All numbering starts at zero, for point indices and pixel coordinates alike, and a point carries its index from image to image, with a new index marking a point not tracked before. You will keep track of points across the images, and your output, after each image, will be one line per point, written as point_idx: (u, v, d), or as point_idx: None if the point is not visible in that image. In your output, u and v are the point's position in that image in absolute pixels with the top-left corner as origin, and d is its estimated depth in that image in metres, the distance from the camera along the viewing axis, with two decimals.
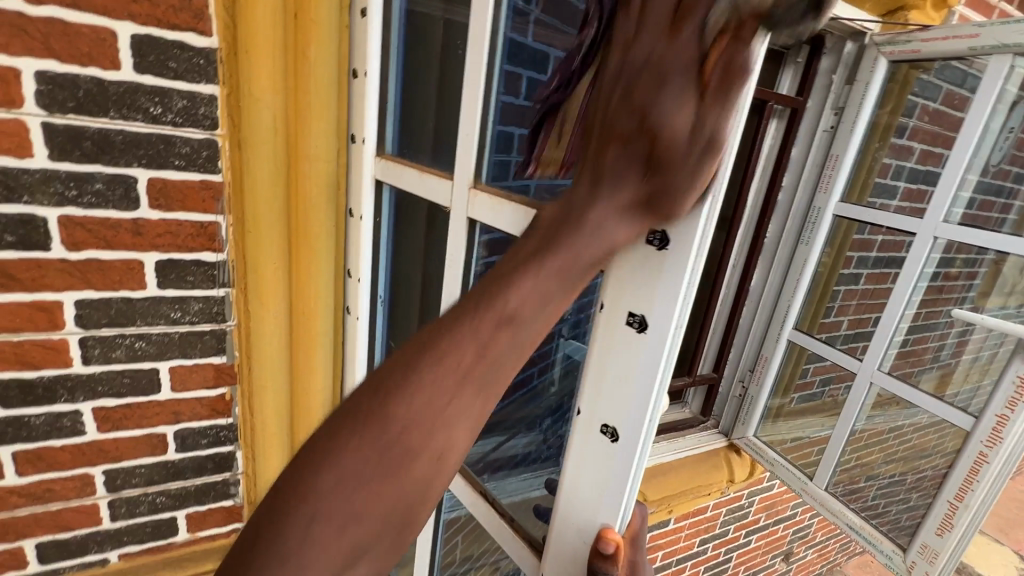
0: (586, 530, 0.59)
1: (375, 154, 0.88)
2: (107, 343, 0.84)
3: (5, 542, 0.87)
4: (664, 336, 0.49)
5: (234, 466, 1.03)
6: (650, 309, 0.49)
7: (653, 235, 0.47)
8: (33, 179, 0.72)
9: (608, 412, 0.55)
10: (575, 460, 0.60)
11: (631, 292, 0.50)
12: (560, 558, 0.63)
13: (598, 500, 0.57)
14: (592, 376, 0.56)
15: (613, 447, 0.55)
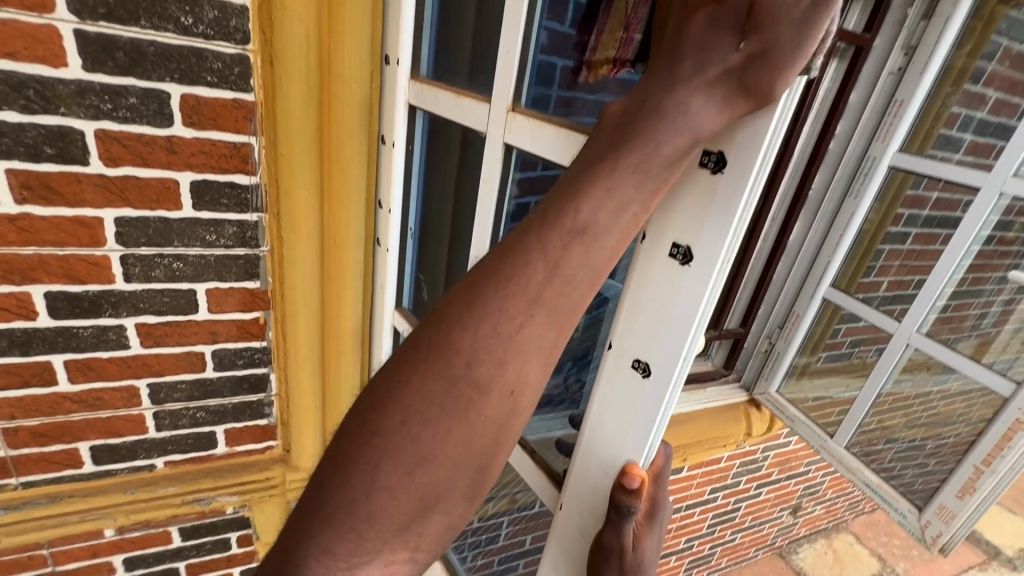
0: (610, 464, 0.60)
1: (408, 77, 0.84)
2: (147, 262, 0.86)
3: (62, 442, 0.94)
4: (709, 269, 0.47)
5: (268, 387, 1.06)
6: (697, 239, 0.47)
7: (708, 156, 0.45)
8: (69, 91, 0.71)
9: (643, 347, 0.54)
10: (603, 396, 0.60)
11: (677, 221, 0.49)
12: (581, 487, 0.64)
13: (626, 435, 0.58)
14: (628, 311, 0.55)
15: (644, 382, 0.55)
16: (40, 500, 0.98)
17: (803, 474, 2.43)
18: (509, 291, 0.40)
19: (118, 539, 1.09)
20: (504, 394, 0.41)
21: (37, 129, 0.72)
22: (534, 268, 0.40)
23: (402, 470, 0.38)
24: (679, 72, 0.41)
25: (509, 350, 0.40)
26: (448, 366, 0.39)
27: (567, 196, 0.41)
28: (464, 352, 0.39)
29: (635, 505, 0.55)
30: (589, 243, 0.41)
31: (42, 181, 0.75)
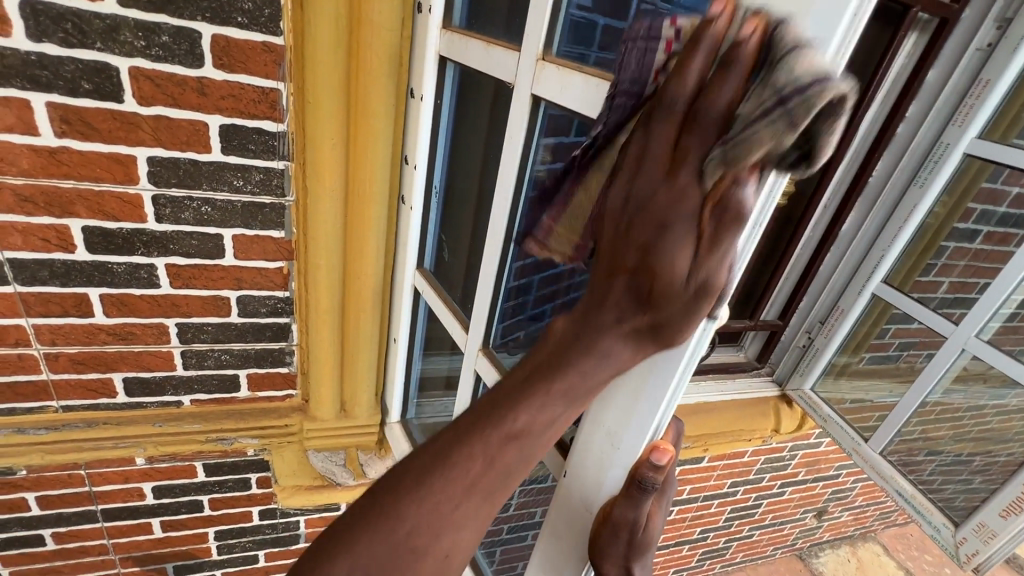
0: (617, 432, 0.58)
1: (441, 26, 0.82)
2: (177, 204, 0.87)
3: (98, 371, 0.99)
4: None
5: (289, 337, 1.08)
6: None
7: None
8: (104, 26, 0.72)
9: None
10: None
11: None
12: (584, 457, 0.63)
13: (634, 406, 0.55)
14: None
15: (657, 352, 0.52)
16: (77, 423, 1.04)
17: (832, 477, 2.33)
18: (454, 472, 0.46)
19: (147, 467, 1.16)
20: (440, 558, 0.46)
21: (74, 63, 0.73)
22: (465, 475, 0.46)
23: None
24: (625, 278, 0.45)
25: (454, 517, 0.46)
26: (393, 531, 0.44)
27: (509, 406, 0.48)
28: (409, 522, 0.44)
29: (658, 480, 0.55)
30: (532, 437, 0.48)
31: (79, 116, 0.76)
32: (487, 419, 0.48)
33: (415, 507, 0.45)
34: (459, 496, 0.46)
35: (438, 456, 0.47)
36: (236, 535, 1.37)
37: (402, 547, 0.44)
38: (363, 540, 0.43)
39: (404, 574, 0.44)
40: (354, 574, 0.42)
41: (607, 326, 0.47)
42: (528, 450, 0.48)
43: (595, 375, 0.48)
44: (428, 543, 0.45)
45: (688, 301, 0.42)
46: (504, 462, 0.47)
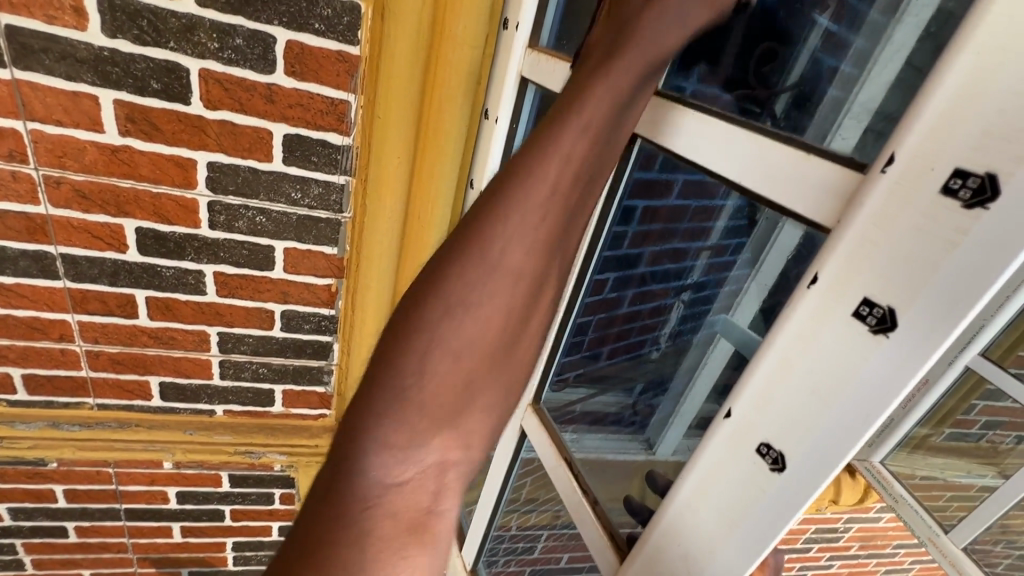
0: (701, 561, 0.46)
1: (526, 46, 0.73)
2: (232, 212, 0.83)
3: (136, 373, 0.97)
4: (921, 352, 0.31)
5: (329, 356, 1.03)
6: (908, 302, 0.31)
7: (962, 181, 0.29)
8: (180, 25, 0.68)
9: (778, 429, 0.39)
10: (705, 473, 0.45)
11: (878, 266, 0.33)
12: (651, 571, 0.52)
13: (727, 534, 0.43)
14: (767, 376, 0.40)
15: (772, 479, 0.40)
16: (110, 422, 1.02)
17: (887, 555, 2.12)
18: (509, 196, 0.45)
19: (174, 472, 1.13)
20: (516, 280, 0.45)
21: (146, 62, 0.70)
22: (520, 200, 0.45)
23: (446, 366, 0.42)
24: (621, 15, 0.48)
25: (517, 234, 0.45)
26: (461, 266, 0.44)
27: (553, 131, 0.46)
28: (479, 248, 0.44)
29: None
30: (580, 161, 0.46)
31: (145, 115, 0.73)
32: (540, 152, 0.46)
33: (494, 237, 0.44)
34: (536, 217, 0.45)
35: (504, 196, 0.45)
36: (253, 548, 1.32)
37: (491, 276, 0.44)
38: (434, 293, 0.43)
39: (498, 305, 0.44)
40: (456, 308, 0.43)
41: (621, 54, 0.46)
42: (591, 173, 0.48)
43: (630, 90, 0.47)
44: (516, 266, 0.45)
45: (672, 25, 0.46)
46: (574, 177, 0.47)
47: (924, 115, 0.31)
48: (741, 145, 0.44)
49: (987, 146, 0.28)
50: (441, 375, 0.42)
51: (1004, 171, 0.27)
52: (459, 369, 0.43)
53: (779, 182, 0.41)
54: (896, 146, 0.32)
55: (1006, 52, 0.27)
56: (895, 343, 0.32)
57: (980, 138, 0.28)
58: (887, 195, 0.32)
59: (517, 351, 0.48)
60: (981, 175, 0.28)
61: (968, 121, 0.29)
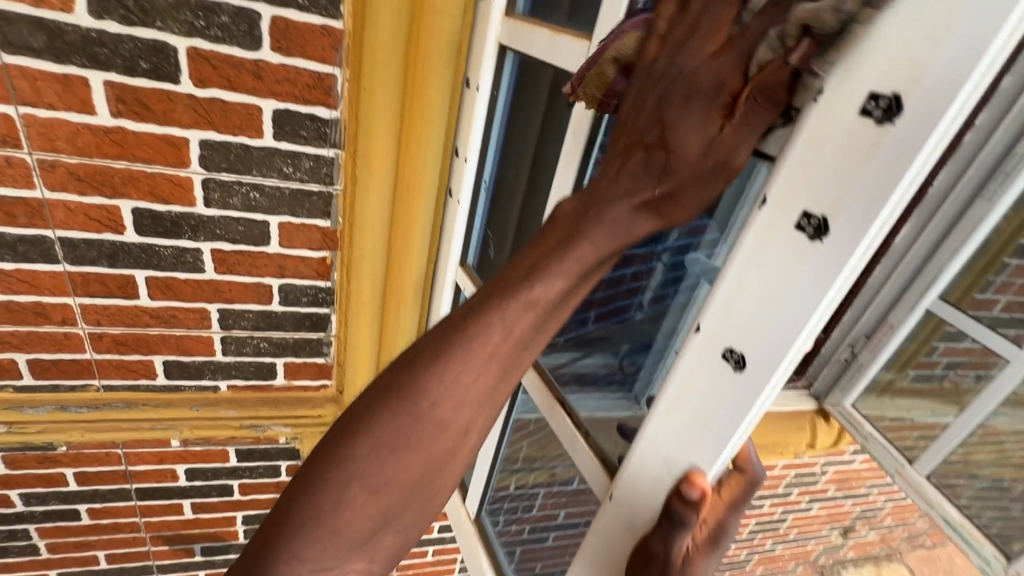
0: (679, 459, 0.52)
1: (503, 14, 0.77)
2: (226, 188, 0.86)
3: (140, 353, 0.99)
4: (850, 250, 0.37)
5: (327, 327, 1.07)
6: (838, 209, 0.37)
7: (875, 102, 0.34)
8: (165, 4, 0.70)
9: (740, 335, 0.45)
10: (680, 385, 0.51)
11: (814, 184, 0.39)
12: (638, 480, 0.57)
13: (701, 433, 0.50)
14: (727, 290, 0.46)
15: (735, 377, 0.46)
16: (117, 403, 1.05)
17: (862, 496, 2.26)
18: (476, 339, 0.45)
19: (182, 450, 1.16)
20: (459, 433, 0.47)
21: (133, 42, 0.72)
22: (482, 348, 0.45)
23: (367, 494, 0.44)
24: (641, 153, 0.44)
25: (472, 393, 0.46)
26: (415, 406, 0.44)
27: (534, 273, 0.45)
28: (429, 397, 0.45)
29: (690, 515, 0.50)
30: (551, 305, 0.46)
31: (135, 95, 0.75)
32: (492, 300, 0.45)
33: (430, 387, 0.45)
34: (475, 373, 0.45)
35: (453, 342, 0.45)
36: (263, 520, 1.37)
37: (417, 425, 0.45)
38: (382, 416, 0.44)
39: (425, 441, 0.45)
40: (385, 446, 0.44)
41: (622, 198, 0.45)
42: (549, 317, 0.47)
43: (609, 244, 0.45)
44: (445, 420, 0.45)
45: (701, 181, 0.42)
46: (521, 335, 0.46)
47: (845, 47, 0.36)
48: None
49: (892, 71, 0.33)
50: (359, 506, 0.44)
51: (906, 90, 0.33)
52: (372, 506, 0.44)
53: None
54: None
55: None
56: (830, 246, 0.38)
57: (887, 65, 0.34)
58: (816, 122, 0.38)
59: (443, 482, 0.48)
60: (888, 96, 0.34)
61: (878, 50, 0.34)
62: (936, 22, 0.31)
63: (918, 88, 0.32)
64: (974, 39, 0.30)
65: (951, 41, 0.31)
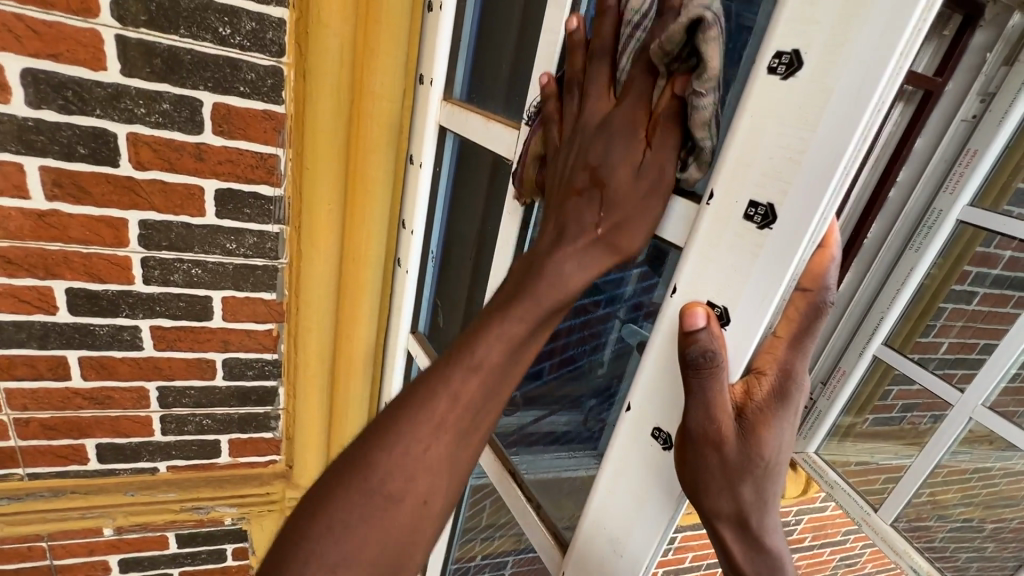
0: (623, 539, 0.50)
1: (441, 98, 0.80)
2: (167, 266, 0.85)
3: (70, 437, 0.94)
4: (746, 340, 0.38)
5: (275, 401, 1.04)
6: (735, 301, 0.38)
7: (755, 208, 0.36)
8: (105, 93, 0.72)
9: (665, 415, 0.45)
10: (615, 463, 0.50)
11: (711, 277, 0.40)
12: (583, 560, 0.55)
13: (639, 513, 0.48)
14: (652, 371, 0.46)
15: (664, 455, 0.45)
16: (42, 492, 0.98)
17: (840, 544, 2.21)
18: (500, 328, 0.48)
19: (115, 539, 1.08)
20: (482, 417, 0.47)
21: (71, 129, 0.73)
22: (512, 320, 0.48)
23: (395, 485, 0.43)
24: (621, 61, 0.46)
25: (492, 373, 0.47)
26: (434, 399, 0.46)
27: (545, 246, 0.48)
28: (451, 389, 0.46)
29: (711, 349, 0.38)
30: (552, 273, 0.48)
31: (72, 179, 0.76)
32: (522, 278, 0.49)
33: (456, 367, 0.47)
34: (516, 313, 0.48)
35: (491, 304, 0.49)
36: None
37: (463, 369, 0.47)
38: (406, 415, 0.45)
39: (473, 393, 0.46)
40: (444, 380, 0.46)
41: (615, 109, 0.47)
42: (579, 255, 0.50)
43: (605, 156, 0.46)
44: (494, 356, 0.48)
45: (638, 200, 0.46)
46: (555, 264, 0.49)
47: (726, 158, 0.37)
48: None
49: (764, 182, 0.35)
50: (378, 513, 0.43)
51: (779, 200, 0.35)
52: (418, 485, 0.44)
53: (653, 216, 0.49)
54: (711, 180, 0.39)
55: (766, 114, 0.35)
56: (730, 335, 0.39)
57: (761, 176, 0.35)
58: (709, 222, 0.39)
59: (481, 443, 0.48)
60: (765, 204, 0.36)
61: (751, 164, 0.36)
62: (796, 140, 0.33)
63: (789, 197, 0.34)
64: (827, 155, 0.32)
65: (809, 160, 0.33)
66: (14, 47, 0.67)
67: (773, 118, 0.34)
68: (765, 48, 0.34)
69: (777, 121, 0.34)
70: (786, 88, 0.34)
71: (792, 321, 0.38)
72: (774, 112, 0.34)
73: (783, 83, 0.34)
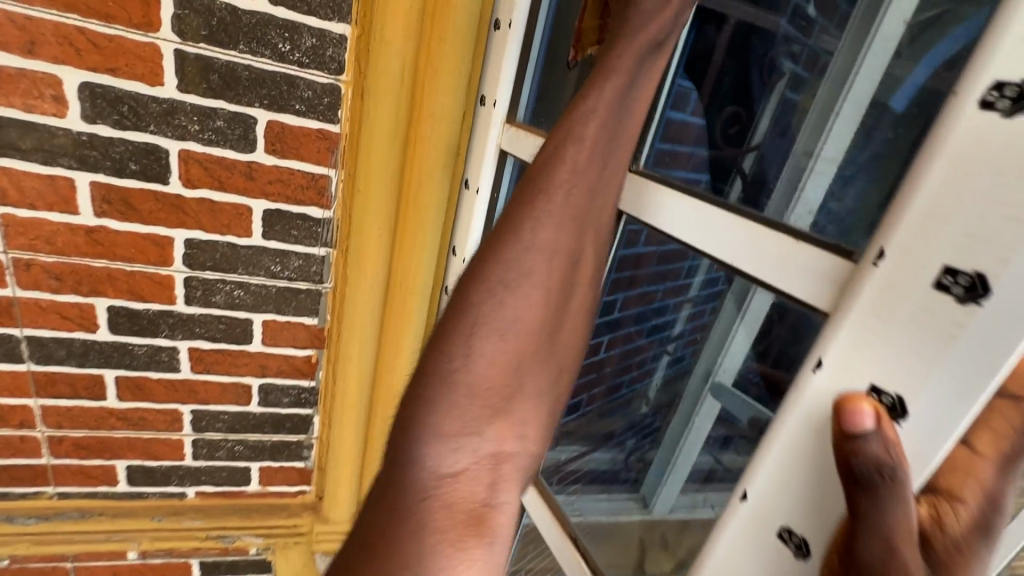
0: None
1: (504, 120, 0.74)
2: (209, 286, 0.82)
3: (102, 457, 0.91)
4: (934, 442, 0.29)
5: (308, 429, 0.99)
6: (919, 391, 0.29)
7: (953, 277, 0.28)
8: (160, 109, 0.69)
9: (798, 515, 0.36)
10: (726, 559, 0.41)
11: (878, 357, 0.31)
12: None
13: None
14: (779, 460, 0.37)
15: (799, 566, 0.36)
16: (71, 513, 0.95)
17: None
18: (556, 178, 0.47)
19: None
20: (570, 266, 0.49)
21: (124, 145, 0.70)
22: (577, 154, 0.47)
23: (491, 346, 0.44)
24: None
25: (576, 208, 0.48)
26: (518, 241, 0.46)
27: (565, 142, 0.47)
28: (530, 237, 0.46)
29: (895, 459, 0.29)
30: (604, 150, 0.48)
31: (121, 196, 0.73)
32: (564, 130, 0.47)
33: (525, 227, 0.46)
34: (567, 186, 0.47)
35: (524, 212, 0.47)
36: None
37: (525, 253, 0.46)
38: (485, 289, 0.45)
39: (580, 170, 0.47)
40: (490, 304, 0.44)
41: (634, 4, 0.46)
42: (608, 149, 0.49)
43: (644, 23, 0.46)
44: (548, 246, 0.47)
45: None
46: (604, 129, 0.48)
47: (907, 207, 0.29)
48: (718, 230, 0.44)
49: (969, 246, 0.27)
50: (483, 368, 0.43)
51: (996, 270, 0.26)
52: (558, 264, 0.48)
53: (768, 266, 0.39)
54: (881, 236, 0.31)
55: (973, 158, 0.27)
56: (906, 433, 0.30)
57: (963, 237, 0.27)
58: (879, 288, 0.31)
59: (563, 323, 0.50)
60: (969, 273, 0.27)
61: (950, 222, 0.28)
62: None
63: (1011, 266, 0.26)
64: None
65: None
66: (73, 59, 0.65)
67: (986, 164, 0.26)
68: (973, 79, 0.27)
69: (993, 171, 0.26)
70: (1012, 130, 0.26)
71: (1001, 438, 0.31)
72: (989, 156, 0.26)
73: (1007, 124, 0.26)
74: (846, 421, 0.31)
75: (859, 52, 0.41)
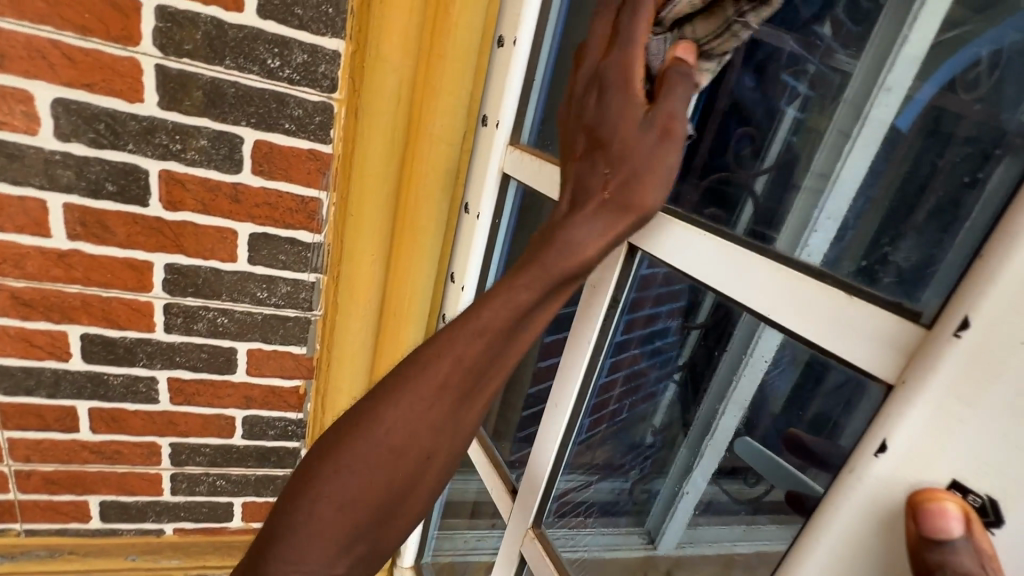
0: None
1: (508, 142, 0.69)
2: (190, 314, 0.77)
3: (73, 493, 0.85)
4: None
5: (295, 462, 0.93)
6: (1019, 492, 0.25)
7: None
8: (139, 127, 0.65)
9: None
10: None
11: (962, 446, 0.27)
12: None
13: None
14: (831, 552, 0.32)
15: None
16: (38, 551, 0.89)
17: None
18: (455, 337, 0.42)
19: None
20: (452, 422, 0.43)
21: (101, 165, 0.66)
22: (489, 311, 0.42)
23: (333, 511, 0.40)
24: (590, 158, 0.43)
25: (477, 366, 0.43)
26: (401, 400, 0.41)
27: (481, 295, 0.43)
28: (411, 390, 0.41)
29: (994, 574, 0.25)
30: (522, 304, 0.43)
31: (97, 218, 0.68)
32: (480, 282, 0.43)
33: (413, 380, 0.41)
34: (463, 346, 0.42)
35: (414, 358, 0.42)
36: None
37: (401, 408, 0.41)
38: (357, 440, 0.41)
39: (474, 345, 0.42)
40: (344, 469, 0.40)
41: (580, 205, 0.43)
42: (528, 307, 0.43)
43: (580, 229, 0.42)
44: (431, 406, 0.42)
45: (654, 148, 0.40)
46: (525, 284, 0.43)
47: (1002, 273, 0.25)
48: (752, 279, 0.40)
49: None
50: (319, 538, 0.39)
51: None
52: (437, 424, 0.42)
53: (815, 324, 0.36)
54: (963, 306, 0.26)
55: None
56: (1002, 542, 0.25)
57: None
58: (964, 366, 0.26)
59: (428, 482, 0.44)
60: None
61: None
62: None
63: None
64: None
65: None
66: (46, 73, 0.60)
67: None
68: None
69: None
70: None
71: None
72: None
73: None
74: (929, 527, 0.26)
75: (881, 69, 0.39)
